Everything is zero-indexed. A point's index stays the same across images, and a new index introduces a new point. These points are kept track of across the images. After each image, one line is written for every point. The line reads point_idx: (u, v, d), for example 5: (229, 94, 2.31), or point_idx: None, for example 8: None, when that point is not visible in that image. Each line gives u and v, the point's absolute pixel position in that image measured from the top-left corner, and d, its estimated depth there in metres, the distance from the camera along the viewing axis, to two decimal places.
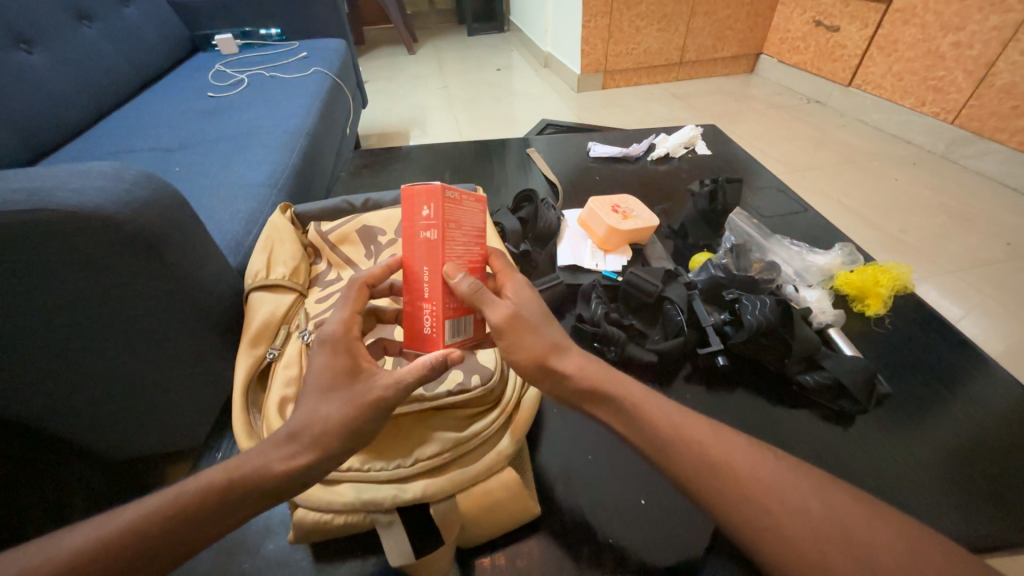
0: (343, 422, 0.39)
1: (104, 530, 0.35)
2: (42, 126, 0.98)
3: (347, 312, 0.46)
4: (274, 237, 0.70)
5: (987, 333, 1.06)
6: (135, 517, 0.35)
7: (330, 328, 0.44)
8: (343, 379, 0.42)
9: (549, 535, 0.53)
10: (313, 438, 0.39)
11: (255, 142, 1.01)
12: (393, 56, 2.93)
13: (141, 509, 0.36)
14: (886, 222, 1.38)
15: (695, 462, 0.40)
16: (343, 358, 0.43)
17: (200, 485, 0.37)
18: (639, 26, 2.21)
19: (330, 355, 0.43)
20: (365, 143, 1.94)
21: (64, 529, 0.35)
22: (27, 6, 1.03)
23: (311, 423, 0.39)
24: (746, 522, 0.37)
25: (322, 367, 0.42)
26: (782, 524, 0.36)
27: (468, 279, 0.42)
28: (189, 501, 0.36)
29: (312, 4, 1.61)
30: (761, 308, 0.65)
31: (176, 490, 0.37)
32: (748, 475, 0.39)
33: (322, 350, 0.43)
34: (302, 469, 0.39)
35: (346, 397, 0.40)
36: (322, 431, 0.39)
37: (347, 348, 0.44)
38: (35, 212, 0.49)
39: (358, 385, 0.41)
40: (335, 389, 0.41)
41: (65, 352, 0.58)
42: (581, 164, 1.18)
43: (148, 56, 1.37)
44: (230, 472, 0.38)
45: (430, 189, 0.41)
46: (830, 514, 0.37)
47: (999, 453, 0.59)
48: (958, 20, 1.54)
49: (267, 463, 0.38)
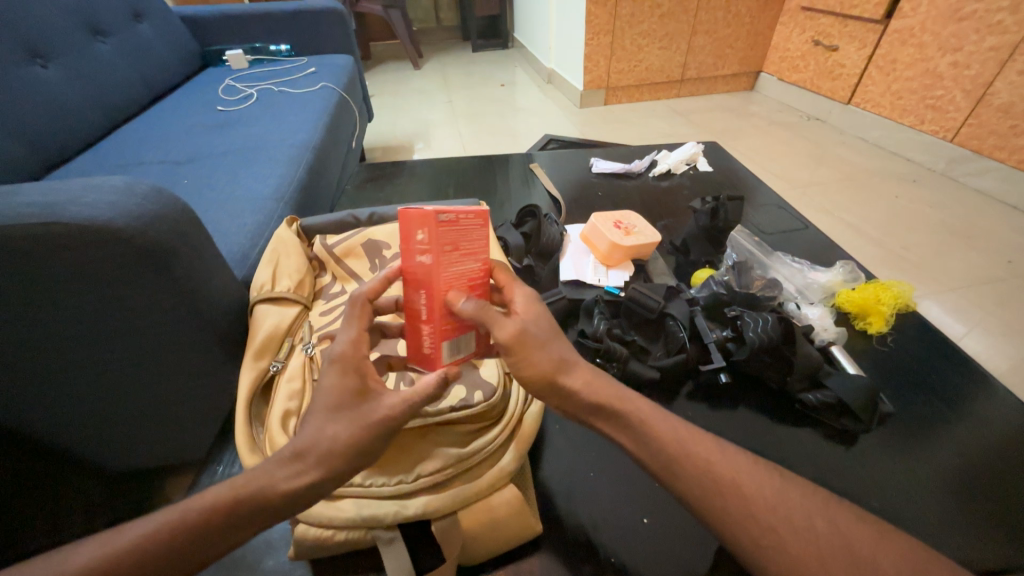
0: (352, 442, 0.39)
1: (108, 549, 0.34)
2: (53, 138, 1.00)
3: (354, 330, 0.46)
4: (279, 249, 0.71)
5: (990, 350, 1.06)
6: (138, 536, 0.35)
7: (340, 348, 0.44)
8: (352, 398, 0.41)
9: (552, 554, 0.53)
10: (319, 456, 0.39)
11: (263, 156, 1.02)
12: (398, 71, 2.98)
13: (144, 527, 0.36)
14: (887, 239, 1.39)
15: (700, 481, 0.40)
16: (352, 379, 0.42)
17: (204, 504, 0.37)
18: (641, 44, 2.25)
19: (339, 375, 0.42)
20: (370, 156, 1.97)
21: (70, 546, 0.35)
22: (44, 22, 1.06)
23: (317, 442, 0.39)
24: (751, 541, 0.37)
25: (330, 387, 0.41)
26: (788, 544, 0.36)
27: (470, 303, 0.43)
28: (193, 519, 0.36)
29: (321, 21, 1.65)
30: (763, 325, 0.65)
31: (180, 508, 0.37)
32: (754, 494, 0.38)
33: (330, 370, 0.42)
34: (307, 487, 0.38)
35: (353, 417, 0.40)
36: (329, 450, 0.39)
37: (355, 369, 0.43)
38: (48, 226, 0.50)
39: (365, 404, 0.41)
40: (343, 409, 0.40)
41: (70, 364, 0.58)
42: (584, 180, 1.20)
43: (160, 70, 1.40)
44: (234, 491, 0.37)
45: (422, 214, 0.40)
46: (835, 532, 0.37)
47: (1002, 474, 0.59)
48: (955, 41, 1.57)
49: (271, 483, 0.38)
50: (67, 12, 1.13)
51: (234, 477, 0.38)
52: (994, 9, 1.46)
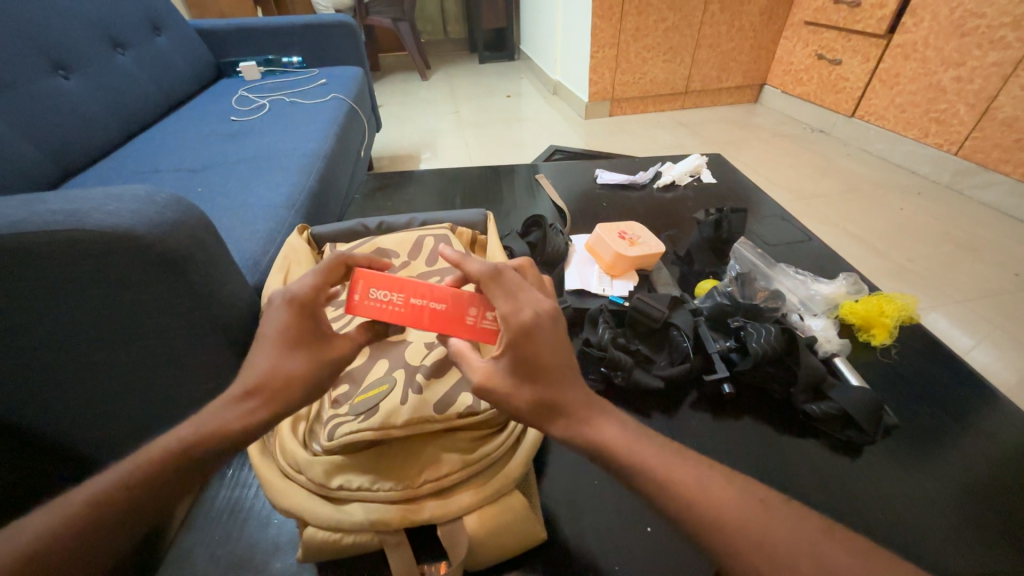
0: (307, 374, 0.43)
1: (105, 483, 0.38)
2: (75, 145, 1.03)
3: (317, 278, 0.46)
4: (291, 257, 0.73)
5: (999, 364, 1.05)
6: (130, 468, 0.39)
7: (300, 291, 0.45)
8: (307, 339, 0.44)
9: (555, 562, 0.53)
10: (270, 392, 0.42)
11: (275, 164, 1.05)
12: (406, 82, 3.03)
13: (134, 462, 0.39)
14: (891, 250, 1.40)
15: (698, 501, 0.40)
16: (303, 323, 0.44)
17: (180, 438, 0.40)
18: (646, 56, 2.29)
19: (297, 316, 0.44)
20: (377, 164, 2.00)
21: (73, 489, 0.38)
22: (68, 35, 1.10)
23: (272, 378, 0.42)
24: (747, 559, 0.38)
25: (283, 326, 0.44)
26: (783, 562, 0.37)
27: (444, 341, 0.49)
28: (175, 450, 0.39)
29: (333, 34, 1.69)
30: (766, 336, 0.66)
31: (161, 444, 0.40)
32: (750, 514, 0.39)
33: (279, 309, 0.44)
34: (259, 422, 0.41)
35: (310, 355, 0.44)
36: (283, 384, 0.43)
37: (304, 312, 0.44)
38: (74, 233, 0.51)
39: (320, 346, 0.45)
40: (290, 348, 0.44)
41: (91, 365, 0.61)
42: (589, 190, 1.21)
43: (177, 80, 1.44)
44: (202, 425, 0.41)
45: None
46: (831, 553, 0.37)
47: (1007, 490, 0.59)
48: (958, 55, 1.59)
49: (224, 418, 0.41)
50: (92, 26, 1.18)
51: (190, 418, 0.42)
52: (996, 25, 1.48)
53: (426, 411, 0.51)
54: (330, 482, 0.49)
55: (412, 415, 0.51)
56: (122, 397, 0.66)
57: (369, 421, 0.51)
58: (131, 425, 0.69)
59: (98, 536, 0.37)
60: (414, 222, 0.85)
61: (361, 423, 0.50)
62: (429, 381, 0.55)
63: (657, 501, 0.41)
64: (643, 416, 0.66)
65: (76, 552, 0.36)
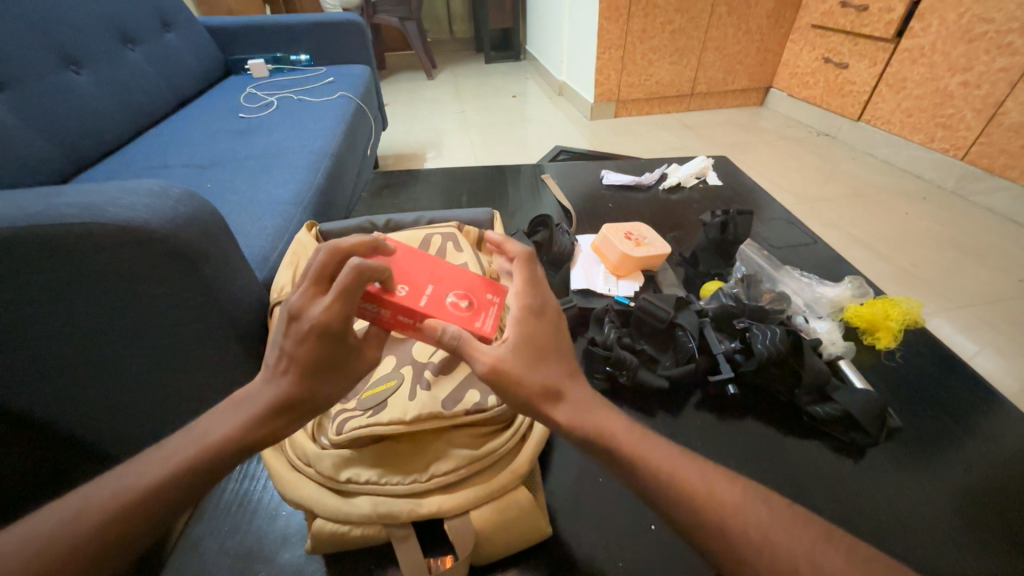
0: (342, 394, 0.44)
1: (138, 478, 0.39)
2: (85, 140, 1.04)
3: (337, 304, 0.40)
4: (300, 253, 0.74)
5: (1002, 370, 1.05)
6: (162, 464, 0.40)
7: (329, 321, 0.40)
8: (336, 364, 0.43)
9: (561, 557, 0.54)
10: (306, 410, 0.43)
11: (283, 162, 1.06)
12: (411, 81, 3.04)
13: (164, 458, 0.40)
14: (897, 255, 1.39)
15: (699, 504, 0.41)
16: (333, 349, 0.42)
17: (207, 442, 0.41)
18: (652, 59, 2.29)
19: (328, 344, 0.41)
20: (382, 162, 2.01)
21: (107, 479, 0.40)
22: (80, 31, 1.11)
23: (308, 398, 0.43)
24: (746, 563, 0.38)
25: (311, 357, 0.41)
26: (779, 565, 0.37)
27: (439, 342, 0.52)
28: (202, 451, 0.40)
29: (340, 32, 1.69)
30: (770, 338, 0.66)
31: (189, 447, 0.40)
32: (748, 520, 0.40)
33: (306, 338, 0.41)
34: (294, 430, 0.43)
35: (341, 377, 0.44)
36: (317, 402, 0.43)
37: (337, 340, 0.41)
38: (89, 227, 0.52)
39: (351, 365, 0.45)
40: (322, 372, 0.43)
41: (104, 357, 0.62)
42: (595, 191, 1.22)
43: (187, 77, 1.45)
44: (230, 436, 0.41)
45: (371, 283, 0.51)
46: (829, 559, 0.37)
47: (1010, 495, 0.59)
48: (965, 61, 1.58)
49: (256, 431, 0.41)
50: (103, 22, 1.19)
51: (214, 409, 0.43)
52: (1005, 31, 1.47)
53: (435, 408, 0.52)
54: (339, 475, 0.49)
55: (421, 412, 0.52)
56: (136, 390, 0.67)
57: (378, 416, 0.52)
58: (142, 416, 0.70)
59: (129, 532, 0.37)
60: (421, 220, 0.85)
61: (369, 419, 0.51)
62: (436, 378, 0.56)
63: (657, 502, 0.42)
64: (647, 415, 0.67)
65: (104, 547, 0.37)
